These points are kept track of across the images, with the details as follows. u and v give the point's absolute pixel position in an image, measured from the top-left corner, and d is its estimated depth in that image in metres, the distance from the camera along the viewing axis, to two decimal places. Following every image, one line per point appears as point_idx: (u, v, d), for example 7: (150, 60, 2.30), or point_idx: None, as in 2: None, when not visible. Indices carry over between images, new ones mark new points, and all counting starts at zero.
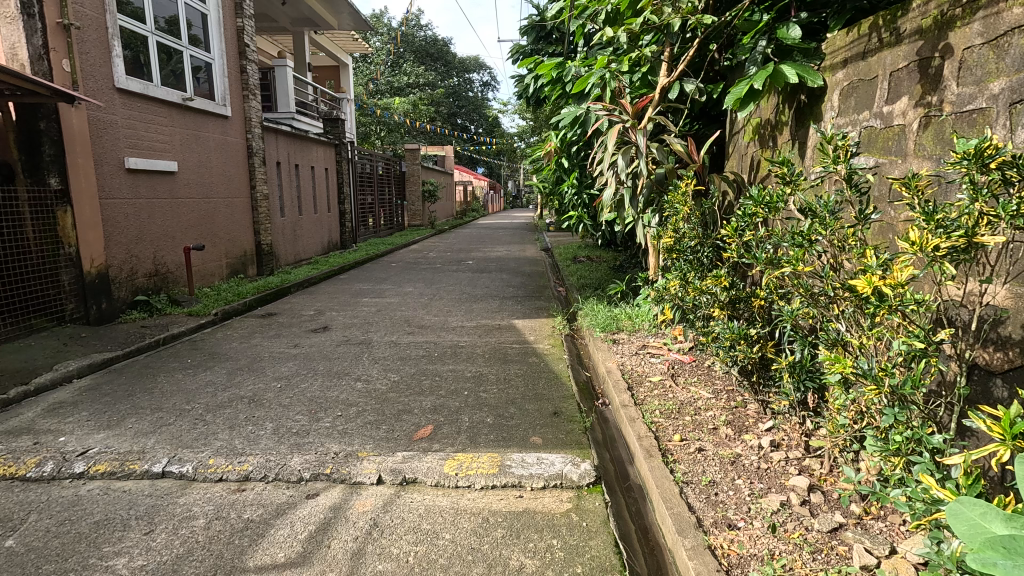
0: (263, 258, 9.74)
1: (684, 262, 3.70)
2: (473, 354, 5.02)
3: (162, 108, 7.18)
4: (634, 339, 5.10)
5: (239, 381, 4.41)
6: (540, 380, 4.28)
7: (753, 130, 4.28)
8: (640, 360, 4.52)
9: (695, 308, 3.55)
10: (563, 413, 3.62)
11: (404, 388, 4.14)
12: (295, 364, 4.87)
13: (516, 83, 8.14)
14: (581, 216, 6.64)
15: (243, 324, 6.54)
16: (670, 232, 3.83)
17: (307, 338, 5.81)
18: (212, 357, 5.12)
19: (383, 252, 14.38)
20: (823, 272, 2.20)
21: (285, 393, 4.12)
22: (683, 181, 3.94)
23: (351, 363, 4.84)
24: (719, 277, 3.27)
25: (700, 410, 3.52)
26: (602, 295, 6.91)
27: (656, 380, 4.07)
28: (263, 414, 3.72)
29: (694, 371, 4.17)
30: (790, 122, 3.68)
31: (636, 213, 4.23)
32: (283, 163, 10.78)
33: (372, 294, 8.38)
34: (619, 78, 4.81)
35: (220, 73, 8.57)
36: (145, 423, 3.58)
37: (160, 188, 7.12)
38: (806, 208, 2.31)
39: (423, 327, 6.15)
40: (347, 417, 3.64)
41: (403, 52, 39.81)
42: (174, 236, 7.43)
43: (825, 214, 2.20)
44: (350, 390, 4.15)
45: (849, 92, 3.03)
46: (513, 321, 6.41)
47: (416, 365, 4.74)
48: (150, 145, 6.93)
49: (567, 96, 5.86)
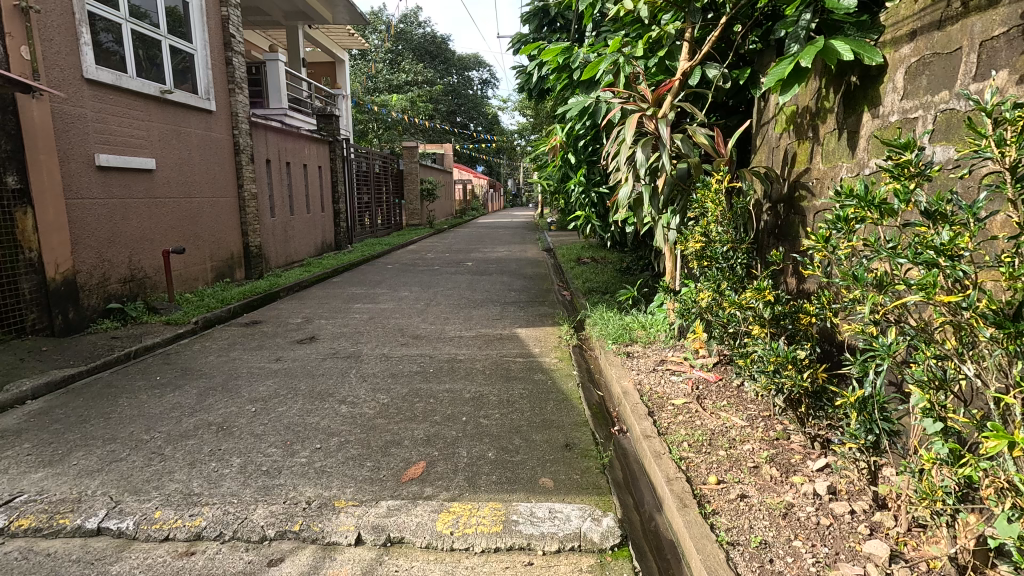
0: (251, 261, 9.26)
1: (715, 271, 3.24)
2: (472, 370, 4.53)
3: (137, 101, 6.70)
4: (651, 353, 4.62)
5: (210, 403, 3.93)
6: (548, 403, 3.80)
7: (787, 119, 3.81)
8: (660, 378, 4.04)
9: (729, 324, 3.08)
10: (577, 446, 3.14)
11: (394, 413, 3.66)
12: (274, 382, 4.38)
13: (517, 74, 7.63)
14: (589, 217, 6.12)
15: (223, 334, 6.06)
16: (698, 236, 3.35)
17: (291, 350, 5.32)
18: (184, 374, 4.64)
19: (380, 253, 13.90)
20: (957, 297, 1.68)
21: (259, 419, 3.63)
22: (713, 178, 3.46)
23: (337, 382, 4.36)
24: (762, 291, 2.80)
25: (735, 442, 3.05)
26: (612, 301, 6.43)
27: (680, 404, 3.59)
28: (231, 446, 3.24)
29: (721, 392, 3.69)
30: (837, 109, 3.19)
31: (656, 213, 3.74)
32: (273, 161, 10.30)
33: (365, 299, 7.89)
34: (634, 63, 4.33)
35: (203, 65, 8.07)
36: (93, 459, 3.10)
37: (136, 187, 6.64)
38: (925, 208, 1.78)
39: (417, 337, 5.66)
40: (326, 451, 3.16)
41: (401, 49, 39.25)
42: (153, 238, 6.95)
43: (965, 219, 1.67)
44: (333, 416, 3.67)
45: (919, 70, 2.54)
46: (516, 330, 5.93)
47: (409, 384, 4.25)
48: (122, 140, 6.43)
49: (574, 85, 5.36)
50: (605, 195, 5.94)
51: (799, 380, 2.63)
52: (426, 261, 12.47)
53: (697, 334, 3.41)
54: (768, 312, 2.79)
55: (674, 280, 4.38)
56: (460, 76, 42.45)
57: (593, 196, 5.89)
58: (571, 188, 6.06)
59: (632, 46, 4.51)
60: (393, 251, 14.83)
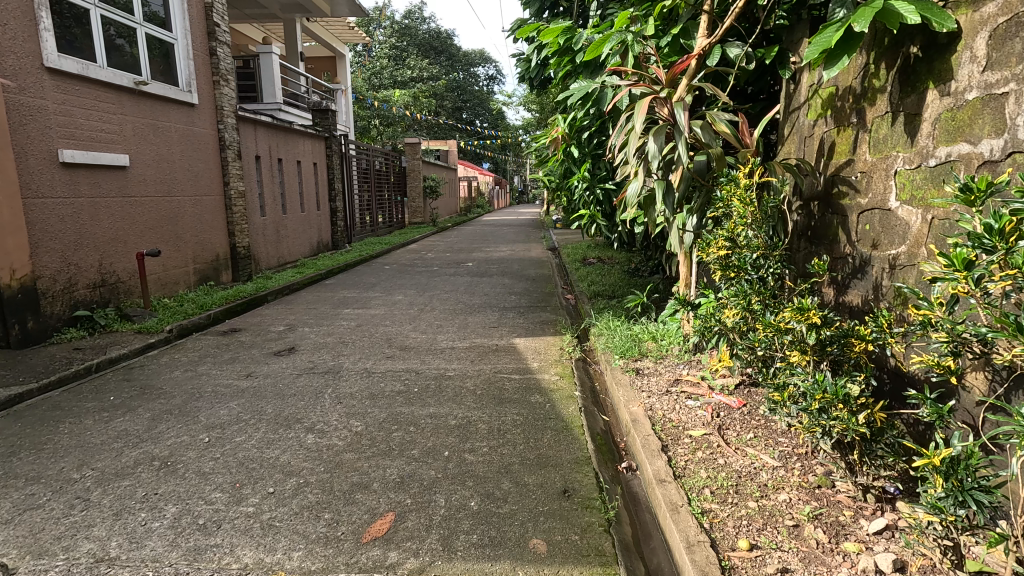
0: (238, 262, 8.81)
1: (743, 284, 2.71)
2: (461, 391, 4.02)
3: (107, 92, 6.25)
4: (662, 371, 4.11)
5: (160, 431, 3.45)
6: (545, 433, 3.28)
7: (823, 103, 3.28)
8: (673, 403, 3.52)
9: (760, 347, 2.57)
10: (576, 492, 2.64)
11: (365, 446, 3.16)
12: (238, 404, 3.90)
13: (518, 62, 7.08)
14: (594, 216, 5.55)
15: (197, 344, 5.59)
16: (721, 240, 2.81)
17: (265, 364, 4.84)
18: (142, 393, 4.16)
19: (378, 253, 13.42)
20: None
21: (210, 452, 3.15)
22: (740, 171, 2.92)
23: (308, 404, 3.86)
24: (806, 311, 2.27)
25: (767, 490, 2.52)
26: (620, 307, 5.89)
27: (698, 437, 3.08)
28: (170, 489, 2.75)
29: (746, 423, 3.17)
30: (892, 88, 2.66)
31: (670, 212, 3.20)
32: (264, 157, 9.83)
33: (355, 304, 7.41)
34: (644, 42, 3.80)
35: (183, 55, 7.60)
36: (5, 507, 2.63)
37: (106, 185, 6.20)
38: None
39: (405, 349, 5.16)
40: (279, 497, 2.67)
41: (406, 45, 38.69)
42: (126, 240, 6.50)
43: None
44: (296, 449, 3.18)
45: (1010, 32, 2.01)
46: (513, 340, 5.41)
47: (389, 407, 3.75)
48: (89, 135, 5.98)
49: (578, 70, 4.81)
50: (612, 192, 5.40)
51: (854, 424, 2.10)
52: (425, 262, 11.97)
53: (719, 357, 2.89)
54: (814, 338, 2.26)
55: (688, 288, 3.94)
56: (465, 72, 41.86)
57: (599, 193, 5.33)
58: (575, 184, 5.51)
59: (643, 22, 3.96)
60: (392, 250, 14.34)
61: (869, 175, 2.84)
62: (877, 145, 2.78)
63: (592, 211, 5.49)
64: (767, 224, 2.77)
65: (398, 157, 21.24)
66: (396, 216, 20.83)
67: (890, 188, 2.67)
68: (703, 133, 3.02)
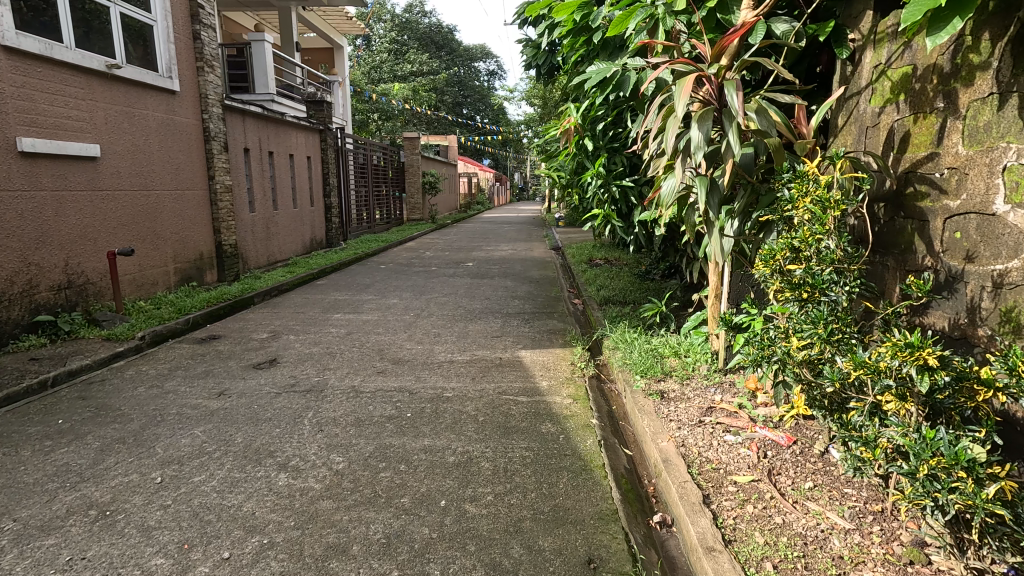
0: (224, 261, 8.28)
1: (818, 307, 2.19)
2: (461, 418, 3.51)
3: (74, 76, 5.72)
4: (691, 395, 3.62)
5: (106, 468, 2.93)
6: (560, 477, 2.77)
7: (893, 86, 2.75)
8: (710, 439, 3.02)
9: (841, 387, 2.05)
10: (603, 564, 2.13)
11: (345, 493, 2.64)
12: (204, 431, 3.37)
13: (524, 47, 6.54)
14: (608, 216, 5.02)
15: (169, 354, 5.07)
16: (792, 252, 2.29)
17: (241, 380, 4.33)
18: (96, 416, 3.65)
19: (375, 251, 12.89)
20: None
21: (160, 498, 2.63)
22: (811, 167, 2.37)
23: (284, 432, 3.35)
24: (917, 348, 1.74)
25: (845, 566, 2.01)
26: (635, 316, 5.39)
27: (745, 485, 2.58)
28: (103, 551, 2.24)
29: (800, 467, 2.67)
30: (1000, 63, 2.14)
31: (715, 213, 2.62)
32: (252, 150, 9.27)
33: (346, 309, 6.89)
34: (678, 14, 3.25)
35: (163, 38, 7.06)
36: None
37: (74, 177, 5.69)
38: None
39: (398, 363, 4.64)
40: (235, 565, 2.15)
41: (407, 38, 37.97)
42: (96, 238, 5.97)
43: None
44: (263, 494, 2.66)
45: None
46: (519, 353, 4.89)
47: (377, 438, 3.24)
48: (52, 122, 5.46)
49: (597, 52, 4.28)
50: (630, 190, 4.88)
51: (985, 502, 1.58)
52: (423, 261, 11.45)
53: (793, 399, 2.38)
54: (928, 384, 1.73)
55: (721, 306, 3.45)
56: (466, 67, 41.25)
57: (614, 190, 4.80)
58: (587, 181, 4.98)
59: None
60: (389, 249, 13.80)
61: (965, 171, 2.31)
62: (976, 135, 2.26)
63: (607, 210, 4.96)
64: (846, 233, 2.24)
65: (396, 152, 20.66)
66: (394, 213, 20.29)
67: (996, 188, 2.16)
68: (759, 119, 2.45)
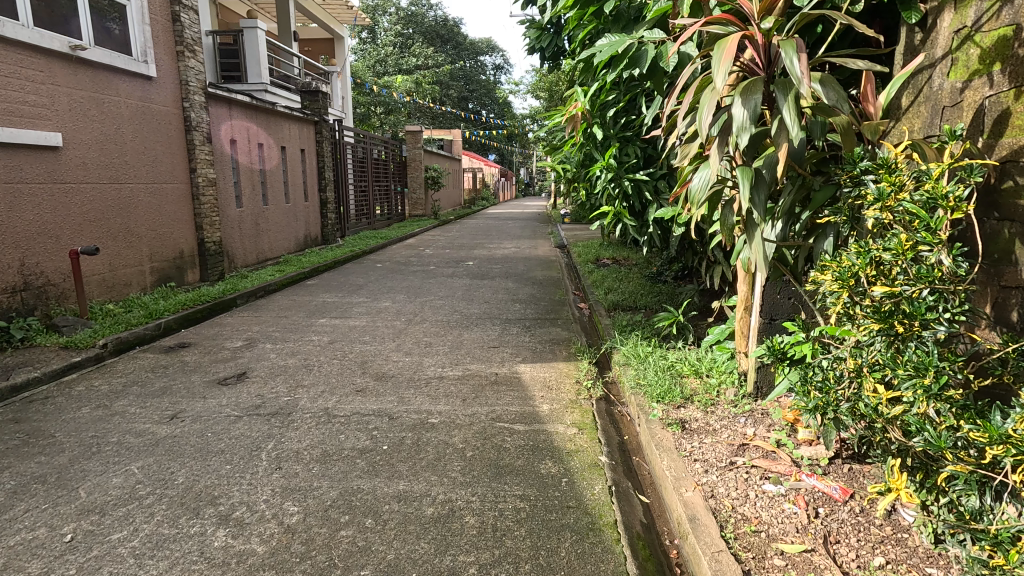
0: (207, 259, 7.78)
1: (920, 350, 1.67)
2: (446, 453, 2.97)
3: (31, 57, 5.22)
4: (717, 427, 3.07)
5: (11, 519, 2.42)
6: (562, 540, 2.23)
7: (984, 55, 2.17)
8: (745, 488, 2.47)
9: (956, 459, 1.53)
10: None
11: (293, 561, 2.13)
12: (142, 467, 2.85)
13: (528, 28, 5.97)
14: (620, 214, 4.46)
15: (128, 365, 4.55)
16: (876, 270, 1.77)
17: (202, 399, 3.81)
18: (24, 444, 3.14)
19: (372, 248, 12.38)
20: None
21: (63, 565, 2.12)
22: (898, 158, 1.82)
23: (234, 470, 2.82)
24: None
25: None
26: (648, 326, 4.83)
27: (796, 558, 2.02)
28: None
29: (862, 534, 2.12)
30: None
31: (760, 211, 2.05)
32: (240, 141, 8.76)
33: (333, 313, 6.36)
34: None
35: (138, 20, 6.55)
36: None
37: (31, 168, 5.19)
38: None
39: (381, 380, 4.11)
40: None
41: (411, 31, 37.35)
42: (58, 235, 5.48)
43: None
44: (191, 562, 2.14)
45: None
46: (517, 368, 4.35)
47: (343, 478, 2.72)
48: (6, 107, 4.96)
49: (608, 26, 3.73)
50: (644, 184, 4.33)
51: None
52: (421, 260, 10.91)
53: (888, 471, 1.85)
54: None
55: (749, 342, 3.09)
56: (472, 61, 40.59)
57: (627, 185, 4.27)
58: (596, 174, 4.42)
59: None
60: (387, 246, 13.29)
61: None
62: None
63: (618, 207, 4.41)
64: (958, 246, 1.70)
65: (398, 146, 20.11)
66: (395, 208, 19.76)
67: None
68: (825, 91, 1.89)
